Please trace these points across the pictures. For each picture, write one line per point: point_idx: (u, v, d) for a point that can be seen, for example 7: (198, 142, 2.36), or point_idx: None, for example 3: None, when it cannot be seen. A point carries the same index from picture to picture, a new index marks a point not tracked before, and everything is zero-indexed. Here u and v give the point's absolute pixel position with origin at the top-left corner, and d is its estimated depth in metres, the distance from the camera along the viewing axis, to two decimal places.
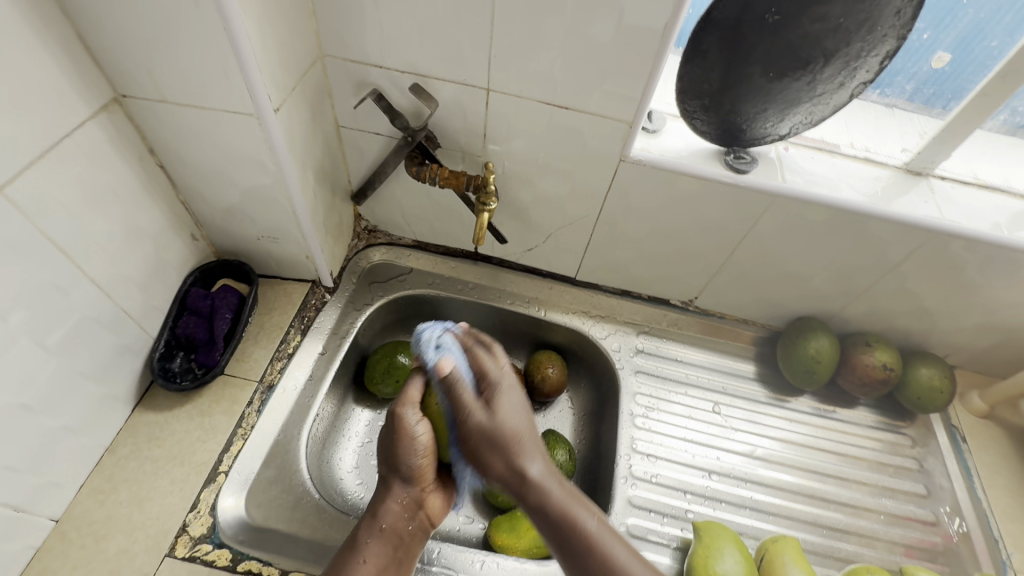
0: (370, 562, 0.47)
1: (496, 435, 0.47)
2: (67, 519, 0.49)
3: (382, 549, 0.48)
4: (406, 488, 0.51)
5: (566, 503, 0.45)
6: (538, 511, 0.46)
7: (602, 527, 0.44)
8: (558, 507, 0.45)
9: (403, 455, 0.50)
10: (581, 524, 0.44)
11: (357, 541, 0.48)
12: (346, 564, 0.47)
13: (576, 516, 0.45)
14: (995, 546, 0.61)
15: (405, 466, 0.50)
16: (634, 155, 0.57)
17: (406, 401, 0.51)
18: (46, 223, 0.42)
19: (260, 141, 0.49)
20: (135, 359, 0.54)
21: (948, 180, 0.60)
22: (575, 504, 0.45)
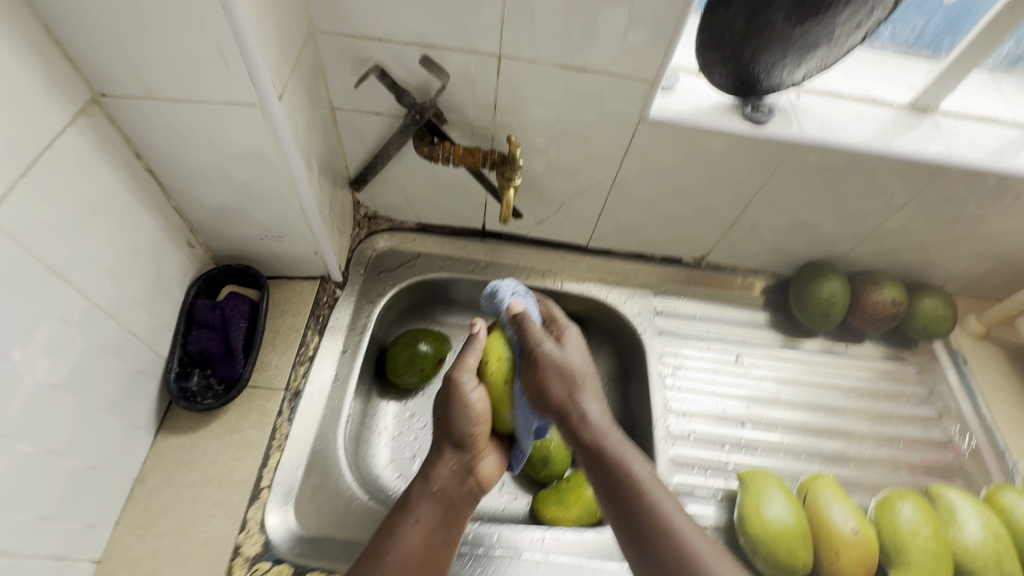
0: (421, 521, 0.48)
1: (568, 372, 0.50)
2: (109, 558, 0.46)
3: (433, 511, 0.49)
4: (455, 454, 0.52)
5: (618, 448, 0.48)
6: (591, 452, 0.48)
7: (652, 479, 0.47)
8: (612, 452, 0.47)
9: (455, 419, 0.52)
10: (631, 473, 0.46)
11: (408, 502, 0.49)
12: (398, 519, 0.48)
13: (628, 463, 0.47)
14: (1003, 456, 0.66)
15: (457, 432, 0.51)
16: (653, 116, 0.55)
17: (463, 366, 0.52)
18: (40, 249, 0.38)
19: (263, 131, 0.45)
20: (150, 382, 0.50)
21: (951, 116, 0.61)
22: (628, 452, 0.48)
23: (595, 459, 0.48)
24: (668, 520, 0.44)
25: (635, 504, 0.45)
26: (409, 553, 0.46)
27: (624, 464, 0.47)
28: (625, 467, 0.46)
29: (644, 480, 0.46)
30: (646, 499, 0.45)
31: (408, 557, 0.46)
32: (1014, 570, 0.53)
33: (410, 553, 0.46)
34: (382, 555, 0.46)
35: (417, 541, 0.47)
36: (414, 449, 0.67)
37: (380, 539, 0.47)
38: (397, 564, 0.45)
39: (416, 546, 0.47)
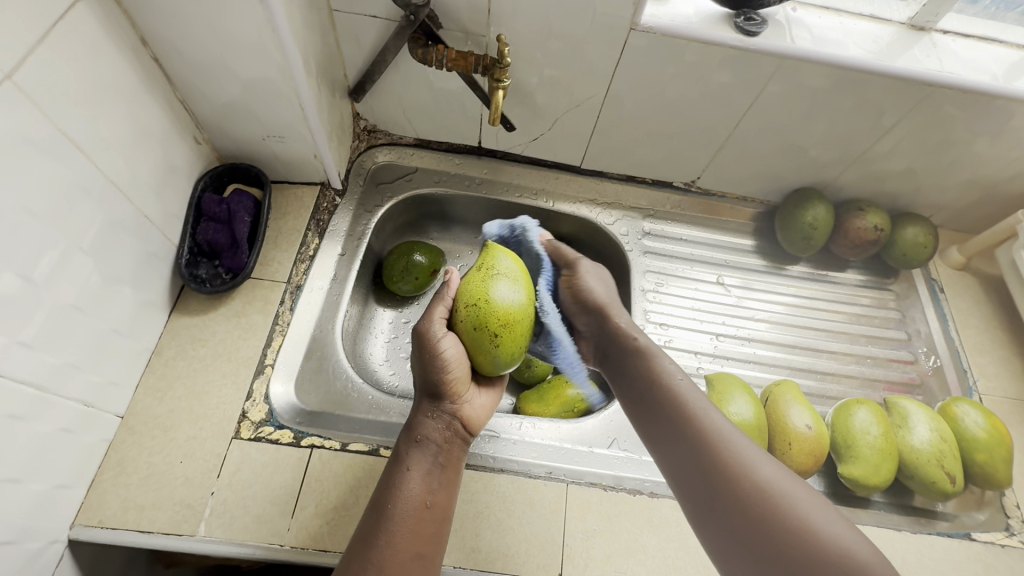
0: (415, 471, 0.47)
1: (591, 300, 0.59)
2: (132, 415, 0.52)
3: (424, 459, 0.48)
4: (436, 402, 0.51)
5: (669, 367, 0.51)
6: (632, 374, 0.53)
7: (690, 384, 0.50)
8: (643, 351, 0.53)
9: (432, 370, 0.50)
10: (664, 375, 0.51)
11: (399, 456, 0.48)
12: (392, 475, 0.47)
13: (669, 376, 0.50)
14: (965, 375, 0.69)
15: (437, 383, 0.50)
16: (644, 23, 0.55)
17: (431, 317, 0.51)
18: (55, 116, 0.41)
19: (261, 21, 0.47)
20: (163, 265, 0.55)
21: (950, 35, 0.61)
22: (656, 352, 0.53)
23: (630, 361, 0.54)
24: (698, 413, 0.46)
25: (666, 405, 0.48)
26: (411, 501, 0.45)
27: (656, 361, 0.52)
28: (656, 363, 0.52)
29: (683, 388, 0.49)
30: (677, 395, 0.48)
31: (409, 504, 0.45)
32: (952, 467, 0.57)
33: (411, 500, 0.45)
34: (385, 509, 0.44)
35: (417, 489, 0.46)
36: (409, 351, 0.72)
37: (380, 498, 0.46)
38: (404, 514, 0.44)
39: (414, 492, 0.46)
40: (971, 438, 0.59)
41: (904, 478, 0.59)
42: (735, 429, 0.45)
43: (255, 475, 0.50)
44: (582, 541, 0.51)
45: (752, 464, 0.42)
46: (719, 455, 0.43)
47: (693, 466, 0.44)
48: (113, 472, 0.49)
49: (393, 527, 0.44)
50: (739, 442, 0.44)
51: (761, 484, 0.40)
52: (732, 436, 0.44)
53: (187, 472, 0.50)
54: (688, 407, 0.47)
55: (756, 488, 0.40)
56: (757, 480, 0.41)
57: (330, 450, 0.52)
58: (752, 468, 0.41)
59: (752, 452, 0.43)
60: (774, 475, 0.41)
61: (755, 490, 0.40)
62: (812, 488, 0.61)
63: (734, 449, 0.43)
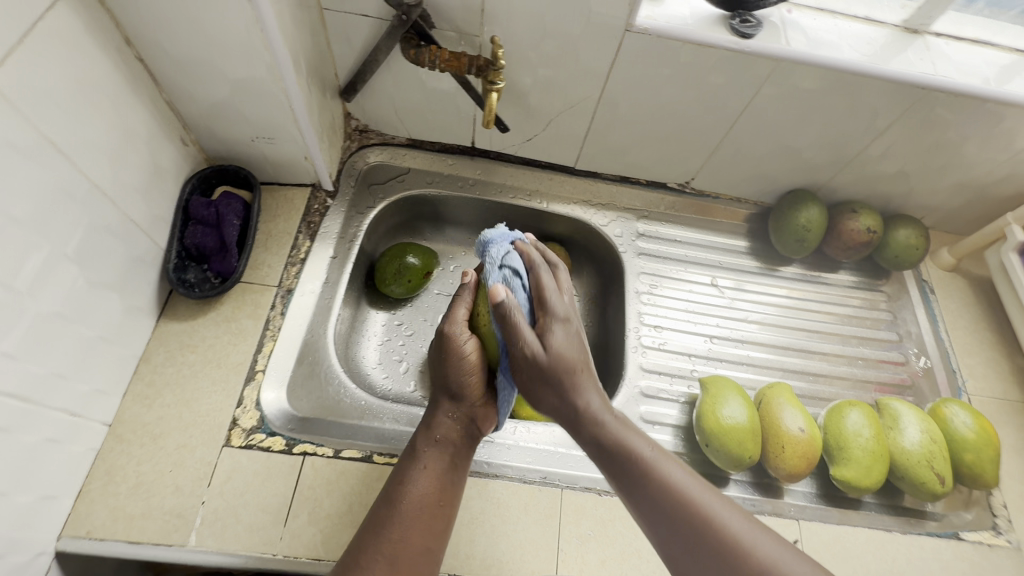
0: (429, 468, 0.47)
1: (557, 366, 0.43)
2: (120, 423, 0.51)
3: (440, 458, 0.48)
4: (455, 402, 0.50)
5: (620, 429, 0.43)
6: (592, 440, 0.43)
7: (663, 456, 0.42)
8: (609, 428, 0.43)
9: (456, 370, 0.49)
10: (640, 457, 0.42)
11: (414, 451, 0.48)
12: (406, 469, 0.47)
13: (630, 441, 0.42)
14: (954, 376, 0.69)
15: (458, 383, 0.49)
16: (639, 25, 0.55)
17: (453, 320, 0.51)
18: (37, 120, 0.39)
19: (249, 21, 0.46)
20: (150, 270, 0.54)
21: (943, 38, 0.61)
22: (625, 424, 0.43)
23: (597, 439, 0.43)
24: (687, 496, 0.40)
25: (648, 490, 0.41)
26: (424, 498, 0.45)
27: (623, 439, 0.42)
28: (625, 442, 0.42)
29: (650, 456, 0.42)
30: (657, 477, 0.41)
31: (421, 501, 0.45)
32: (942, 468, 0.58)
33: (424, 497, 0.45)
34: (396, 504, 0.45)
35: (429, 487, 0.46)
36: (402, 354, 0.71)
37: (392, 491, 0.46)
38: (415, 511, 0.44)
39: (427, 489, 0.46)
40: (960, 439, 0.60)
41: (895, 479, 0.60)
42: (724, 505, 0.40)
43: (247, 483, 0.50)
44: (576, 546, 0.52)
45: (753, 539, 0.38)
46: (721, 546, 0.37)
47: (688, 555, 0.39)
48: (101, 482, 0.48)
49: (403, 522, 0.44)
50: (738, 525, 0.38)
51: (767, 564, 0.37)
52: (725, 515, 0.39)
53: (177, 481, 0.49)
54: (674, 490, 0.40)
55: (763, 572, 0.36)
56: (765, 563, 0.37)
57: (323, 457, 0.52)
58: (755, 548, 0.37)
59: (751, 531, 0.38)
60: (782, 556, 0.37)
61: (766, 573, 0.36)
62: (804, 490, 0.61)
63: (734, 530, 0.38)
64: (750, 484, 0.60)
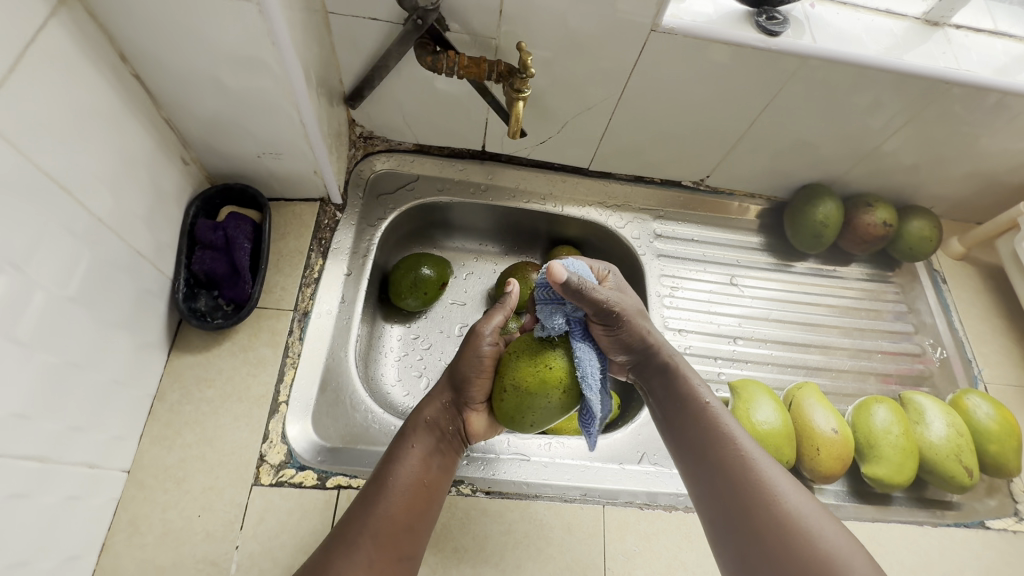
0: (417, 448, 0.46)
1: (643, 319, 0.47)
2: (139, 468, 0.48)
3: (430, 441, 0.47)
4: (451, 391, 0.50)
5: (682, 370, 0.47)
6: (658, 376, 0.48)
7: (719, 408, 0.45)
8: (677, 370, 0.47)
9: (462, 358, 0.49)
10: (696, 397, 0.46)
11: (405, 430, 0.47)
12: (394, 446, 0.46)
13: (690, 383, 0.46)
14: (969, 365, 0.71)
15: (459, 375, 0.49)
16: (665, 25, 0.53)
17: (489, 320, 0.50)
18: (34, 154, 0.36)
19: (259, 33, 0.42)
20: (159, 302, 0.50)
21: (962, 30, 0.60)
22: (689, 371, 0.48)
23: (661, 373, 0.48)
24: (732, 438, 0.43)
25: (695, 425, 0.45)
26: (407, 475, 0.44)
27: (687, 379, 0.47)
28: (688, 383, 0.46)
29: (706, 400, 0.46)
30: (707, 415, 0.45)
31: (408, 480, 0.44)
32: (969, 460, 0.59)
33: (408, 475, 0.44)
34: (385, 482, 0.43)
35: (414, 466, 0.45)
36: (421, 369, 0.69)
37: (381, 471, 0.44)
38: (399, 488, 0.43)
39: (413, 468, 0.45)
40: (984, 430, 0.61)
41: (923, 473, 0.60)
42: (767, 459, 0.42)
43: (281, 523, 0.47)
44: (623, 563, 0.51)
45: (783, 489, 0.40)
46: (750, 483, 0.40)
47: (715, 485, 0.42)
48: (125, 534, 0.45)
49: (390, 499, 0.42)
50: (774, 474, 0.41)
51: (790, 511, 0.39)
52: (763, 464, 0.41)
53: (207, 527, 0.46)
54: (721, 432, 0.43)
55: (783, 517, 0.38)
56: (784, 510, 0.39)
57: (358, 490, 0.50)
58: (781, 497, 0.39)
59: (785, 483, 0.40)
60: (808, 510, 0.39)
61: (783, 519, 0.38)
62: (836, 489, 0.62)
63: (767, 476, 0.41)
64: None
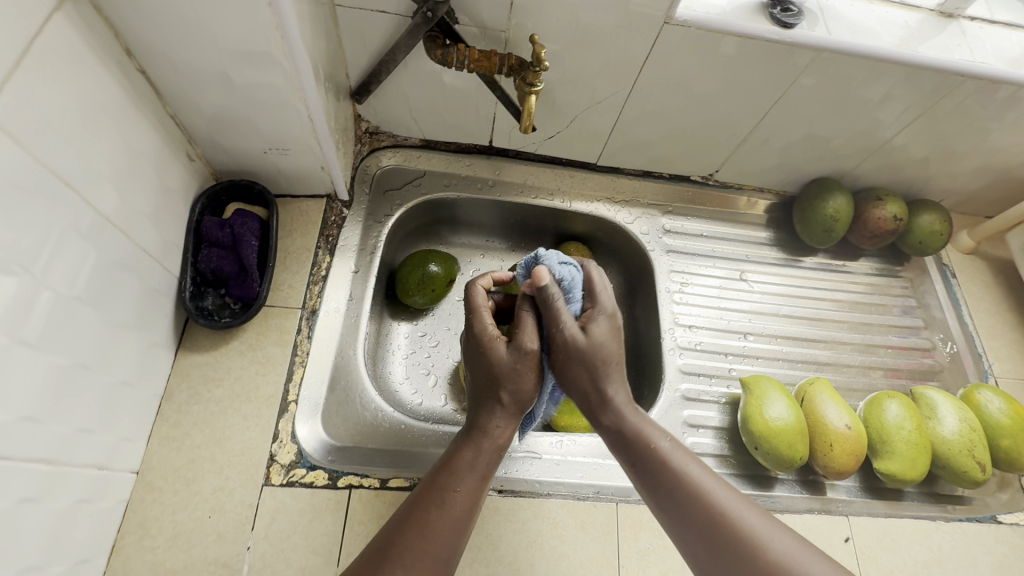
0: (482, 473, 0.42)
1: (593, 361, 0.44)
2: (148, 469, 0.47)
3: (494, 469, 0.43)
4: (515, 406, 0.44)
5: (638, 423, 0.44)
6: (614, 431, 0.44)
7: (686, 459, 0.43)
8: (632, 428, 0.44)
9: (521, 373, 0.44)
10: (658, 450, 0.43)
11: (468, 456, 0.42)
12: (458, 471, 0.41)
13: (650, 436, 0.43)
14: (979, 359, 0.71)
15: (526, 396, 0.44)
16: (679, 17, 0.52)
17: (524, 328, 0.45)
18: (40, 151, 0.35)
19: (268, 27, 0.41)
20: (166, 301, 0.50)
21: (977, 22, 0.60)
22: (648, 424, 0.45)
23: (618, 433, 0.44)
24: (705, 491, 0.40)
25: (665, 482, 0.42)
26: (473, 504, 0.40)
27: (646, 436, 0.43)
28: (648, 440, 0.43)
29: (669, 452, 0.43)
30: (673, 471, 0.42)
31: (473, 506, 0.40)
32: (982, 456, 0.58)
33: (473, 504, 0.40)
34: (450, 510, 0.39)
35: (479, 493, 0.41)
36: (429, 367, 0.68)
37: (442, 496, 0.39)
38: (466, 520, 0.40)
39: (477, 499, 0.41)
40: (996, 424, 0.61)
41: (935, 468, 0.60)
42: (743, 504, 0.40)
43: (292, 524, 0.47)
44: (637, 561, 0.51)
45: (768, 535, 0.38)
46: (735, 537, 0.38)
47: (702, 546, 0.39)
48: (135, 536, 0.45)
49: (454, 530, 0.39)
50: (755, 520, 0.39)
51: (778, 560, 0.37)
52: (742, 514, 0.39)
53: (218, 528, 0.46)
54: (693, 484, 0.41)
55: (776, 566, 0.37)
56: (776, 556, 0.37)
57: (369, 489, 0.49)
58: (769, 543, 0.38)
59: (766, 527, 0.39)
60: (797, 550, 0.37)
61: (778, 568, 0.37)
62: (848, 485, 0.61)
63: (749, 525, 0.39)
64: (797, 483, 0.60)
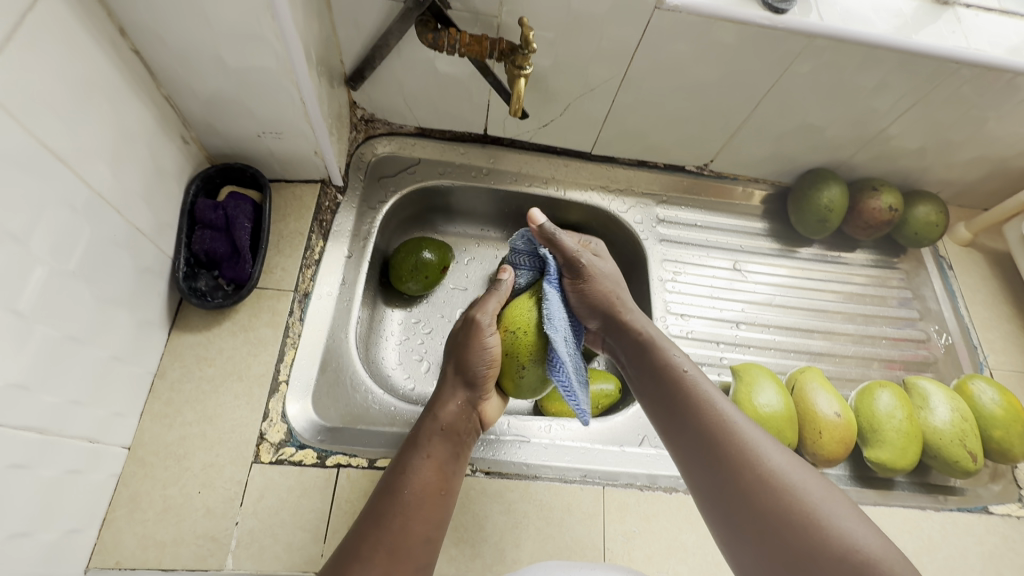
0: (432, 456, 0.45)
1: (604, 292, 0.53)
2: (139, 445, 0.48)
3: (446, 448, 0.46)
4: (464, 390, 0.49)
5: (661, 342, 0.50)
6: (637, 345, 0.51)
7: (697, 375, 0.47)
8: (654, 342, 0.50)
9: (468, 358, 0.49)
10: (674, 363, 0.48)
11: (417, 439, 0.46)
12: (409, 455, 0.45)
13: (669, 351, 0.49)
14: (975, 351, 0.70)
15: (474, 372, 0.49)
16: (670, 2, 0.52)
17: (483, 308, 0.52)
18: (32, 123, 0.36)
19: (258, 7, 0.42)
20: (159, 280, 0.50)
21: (972, 9, 0.59)
22: (665, 342, 0.50)
23: (638, 347, 0.51)
24: (713, 405, 0.44)
25: (673, 388, 0.46)
26: (426, 486, 0.43)
27: (666, 350, 0.49)
28: (667, 352, 0.49)
29: (686, 368, 0.47)
30: (686, 380, 0.46)
31: (424, 490, 0.43)
32: (974, 445, 0.58)
33: (425, 485, 0.43)
34: (399, 494, 0.42)
35: (432, 475, 0.44)
36: (422, 353, 0.69)
37: (394, 479, 0.43)
38: (417, 500, 0.42)
39: (431, 479, 0.44)
40: (988, 415, 0.60)
41: (926, 458, 0.60)
42: (746, 420, 0.42)
43: (281, 500, 0.48)
44: (622, 544, 0.51)
45: (764, 449, 0.40)
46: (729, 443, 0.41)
47: (699, 451, 0.42)
48: (125, 510, 0.45)
49: (406, 511, 0.41)
50: (754, 433, 0.41)
51: (769, 469, 0.39)
52: (744, 426, 0.42)
53: (207, 503, 0.47)
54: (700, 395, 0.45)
55: (765, 477, 0.38)
56: (768, 469, 0.39)
57: (357, 468, 0.50)
58: (763, 455, 0.39)
59: (765, 440, 0.41)
60: (790, 466, 0.39)
61: (766, 481, 0.38)
62: (838, 473, 0.61)
63: (747, 436, 0.41)
64: None
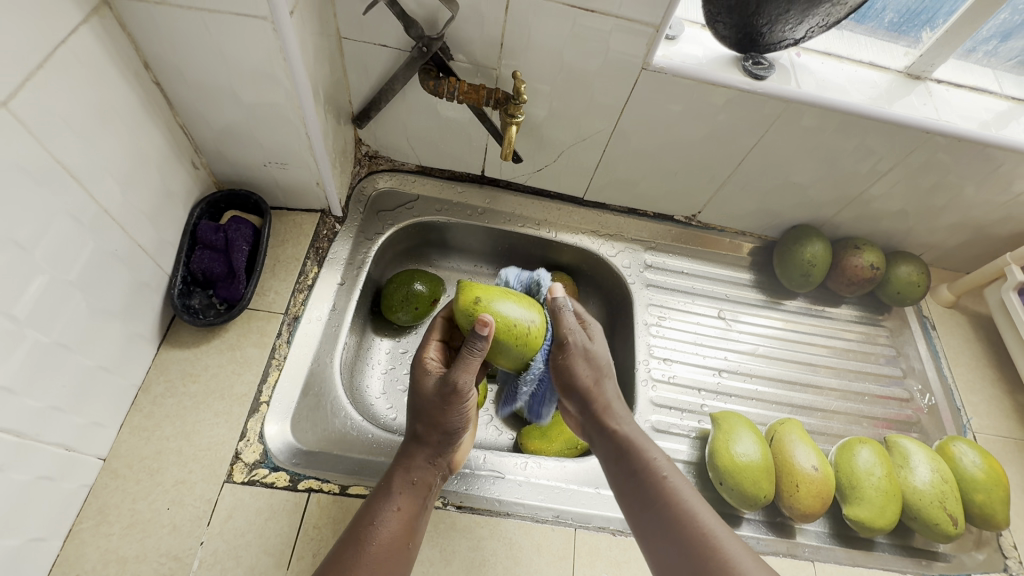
0: (402, 509, 0.43)
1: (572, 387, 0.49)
2: (115, 457, 0.48)
3: (413, 502, 0.44)
4: (432, 445, 0.46)
5: (635, 439, 0.49)
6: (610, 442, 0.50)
7: (679, 481, 0.46)
8: (630, 440, 0.49)
9: (450, 414, 0.45)
10: (652, 463, 0.47)
11: (388, 487, 0.44)
12: (379, 506, 0.43)
13: (644, 451, 0.48)
14: (958, 413, 0.70)
15: (450, 426, 0.45)
16: (656, 64, 0.56)
17: (467, 369, 0.43)
18: (50, 143, 0.38)
19: (273, 50, 0.45)
20: (154, 296, 0.52)
21: (943, 84, 0.63)
22: (644, 442, 0.49)
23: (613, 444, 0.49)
24: (689, 510, 0.44)
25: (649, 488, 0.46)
26: (393, 540, 0.41)
27: (645, 452, 0.48)
28: (647, 455, 0.48)
29: (662, 470, 0.47)
30: (664, 486, 0.45)
31: (393, 544, 0.41)
32: (954, 508, 0.57)
33: (393, 540, 0.41)
34: (365, 542, 0.40)
35: (400, 528, 0.42)
36: (406, 383, 0.69)
37: (360, 525, 0.42)
38: (383, 552, 0.40)
39: (398, 533, 0.42)
40: (970, 478, 0.60)
41: (906, 519, 0.59)
42: (724, 530, 0.42)
43: (250, 521, 0.47)
44: None
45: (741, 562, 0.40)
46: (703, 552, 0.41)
47: (670, 554, 0.42)
48: (92, 522, 0.45)
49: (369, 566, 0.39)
50: (729, 545, 0.41)
51: None
52: (721, 536, 0.42)
53: (174, 520, 0.47)
54: (679, 503, 0.44)
55: None
56: None
57: (328, 494, 0.50)
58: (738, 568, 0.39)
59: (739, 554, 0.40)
60: None
61: None
62: (816, 530, 0.60)
63: (724, 548, 0.40)
64: (762, 524, 0.59)
